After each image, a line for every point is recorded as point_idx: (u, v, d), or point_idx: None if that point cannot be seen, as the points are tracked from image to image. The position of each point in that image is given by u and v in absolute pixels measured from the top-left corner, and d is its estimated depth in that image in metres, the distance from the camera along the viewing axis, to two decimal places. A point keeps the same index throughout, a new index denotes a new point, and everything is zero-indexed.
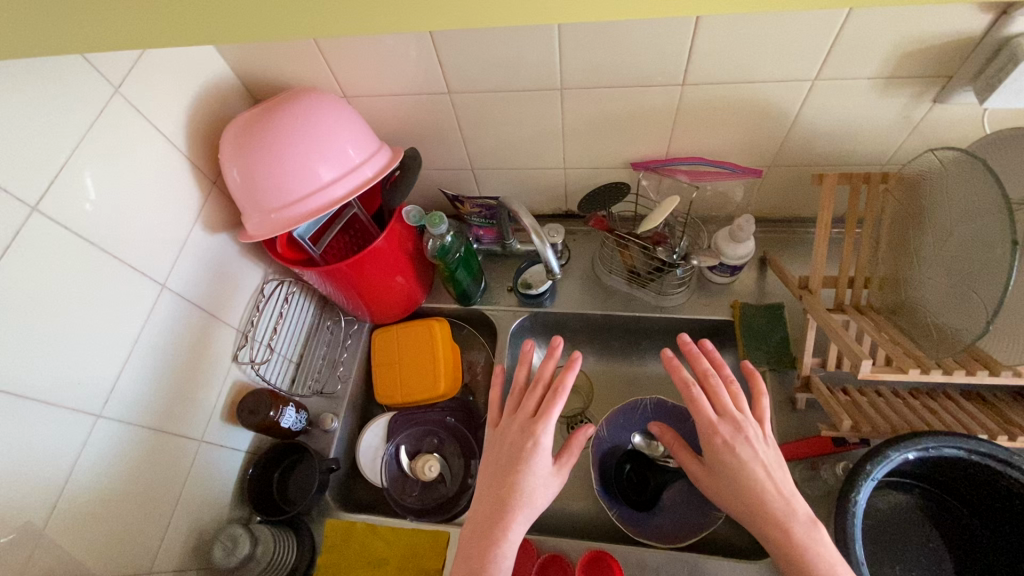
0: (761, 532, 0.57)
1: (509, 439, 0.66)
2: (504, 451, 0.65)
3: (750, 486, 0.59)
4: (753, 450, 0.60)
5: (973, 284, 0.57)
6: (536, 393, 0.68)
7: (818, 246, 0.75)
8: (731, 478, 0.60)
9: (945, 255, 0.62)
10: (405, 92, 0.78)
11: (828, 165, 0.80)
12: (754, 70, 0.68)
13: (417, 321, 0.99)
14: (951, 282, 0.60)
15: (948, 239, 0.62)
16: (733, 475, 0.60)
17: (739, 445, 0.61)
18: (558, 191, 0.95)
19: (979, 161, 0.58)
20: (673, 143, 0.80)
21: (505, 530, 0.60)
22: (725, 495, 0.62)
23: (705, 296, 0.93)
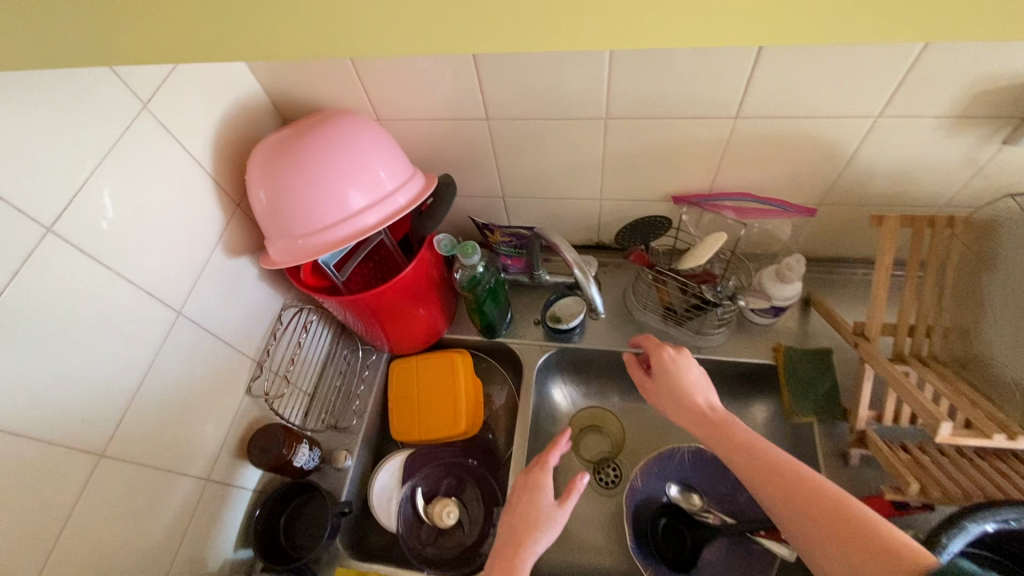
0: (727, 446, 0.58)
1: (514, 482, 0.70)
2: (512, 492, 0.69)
3: (704, 414, 0.62)
4: (691, 371, 0.67)
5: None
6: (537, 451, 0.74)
7: (878, 289, 0.70)
8: (680, 395, 0.65)
9: None
10: (440, 117, 0.75)
11: (883, 205, 0.76)
12: (813, 104, 0.64)
13: (438, 352, 0.94)
14: None
15: None
16: (678, 385, 0.66)
17: (682, 363, 0.68)
18: (591, 222, 0.91)
19: None
20: (719, 176, 0.77)
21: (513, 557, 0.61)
22: (688, 417, 0.64)
23: (745, 337, 0.88)
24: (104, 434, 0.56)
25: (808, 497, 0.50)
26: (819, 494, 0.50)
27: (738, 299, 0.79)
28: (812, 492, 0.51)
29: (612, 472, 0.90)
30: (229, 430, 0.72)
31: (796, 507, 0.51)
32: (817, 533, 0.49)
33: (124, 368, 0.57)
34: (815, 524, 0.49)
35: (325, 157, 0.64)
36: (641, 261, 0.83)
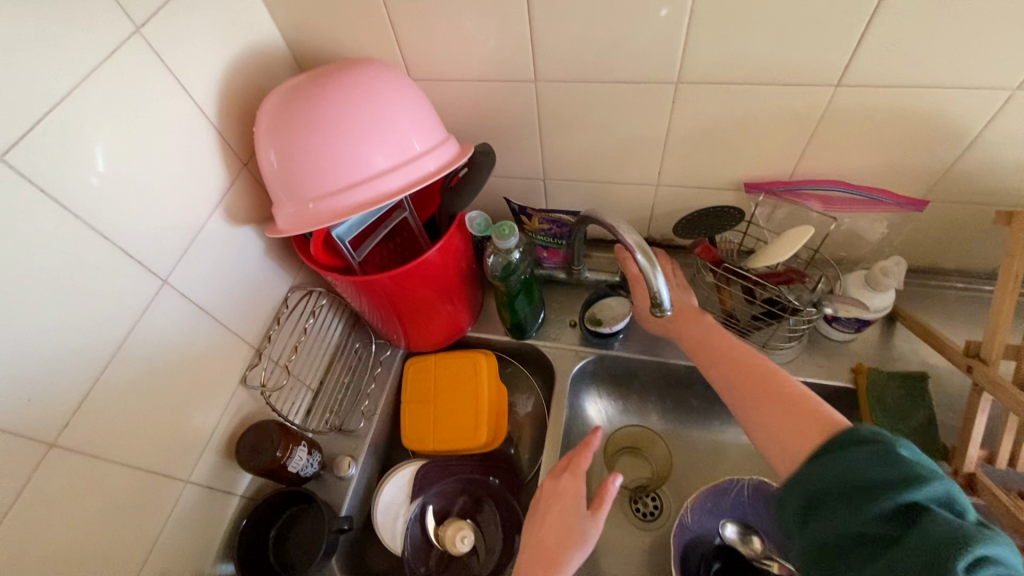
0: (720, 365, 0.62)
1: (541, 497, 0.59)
2: (537, 507, 0.59)
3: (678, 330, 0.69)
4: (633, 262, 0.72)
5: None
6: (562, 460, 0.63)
7: (1003, 304, 0.58)
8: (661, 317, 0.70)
9: None
10: (481, 78, 0.65)
11: (1004, 204, 0.64)
12: (938, 71, 0.53)
13: (461, 353, 0.83)
14: None
15: None
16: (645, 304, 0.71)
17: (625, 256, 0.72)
18: (642, 213, 0.80)
19: None
20: (803, 161, 0.65)
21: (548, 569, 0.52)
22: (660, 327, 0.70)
23: (818, 354, 0.76)
24: (56, 420, 0.46)
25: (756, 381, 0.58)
26: (763, 377, 0.57)
27: (822, 306, 0.67)
28: (762, 378, 0.57)
29: (652, 502, 0.78)
30: (217, 425, 0.62)
31: (746, 385, 0.58)
32: (755, 407, 0.56)
33: (89, 341, 0.47)
34: (768, 414, 0.54)
35: (344, 107, 0.55)
36: (708, 254, 0.70)
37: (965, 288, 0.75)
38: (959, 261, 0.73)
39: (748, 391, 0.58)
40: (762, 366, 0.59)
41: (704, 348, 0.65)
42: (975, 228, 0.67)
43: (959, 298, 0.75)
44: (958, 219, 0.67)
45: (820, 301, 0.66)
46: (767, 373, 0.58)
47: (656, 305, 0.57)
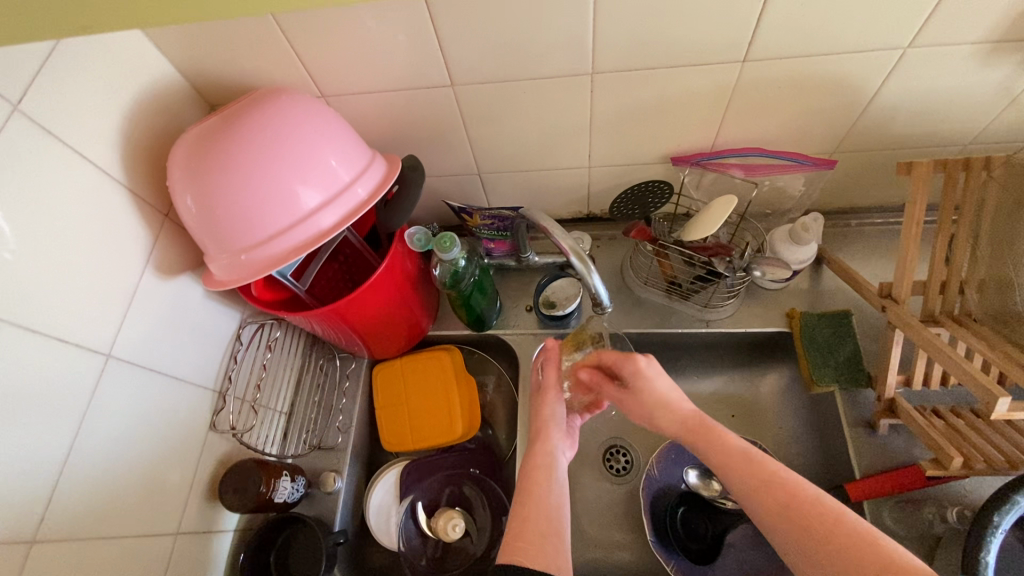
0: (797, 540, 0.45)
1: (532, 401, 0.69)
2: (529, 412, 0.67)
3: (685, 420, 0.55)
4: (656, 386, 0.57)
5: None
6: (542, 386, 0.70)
7: (908, 246, 0.64)
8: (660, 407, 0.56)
9: None
10: (397, 89, 0.64)
11: (906, 148, 0.68)
12: (838, 39, 0.55)
13: (425, 353, 0.86)
14: None
15: None
16: (657, 392, 0.56)
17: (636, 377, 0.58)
18: (579, 193, 0.81)
19: None
20: (722, 131, 0.67)
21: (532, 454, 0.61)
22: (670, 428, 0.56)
23: (756, 304, 0.81)
24: (32, 517, 0.46)
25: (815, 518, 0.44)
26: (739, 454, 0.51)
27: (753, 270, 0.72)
28: (747, 460, 0.50)
29: (623, 458, 0.84)
30: (195, 474, 0.63)
31: (792, 521, 0.45)
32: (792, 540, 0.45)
33: (49, 432, 0.48)
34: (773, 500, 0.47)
35: (260, 149, 0.53)
36: (643, 237, 0.72)
37: (881, 223, 0.81)
38: (874, 200, 0.78)
39: (794, 526, 0.45)
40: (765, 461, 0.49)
41: (673, 411, 0.55)
42: (885, 171, 0.72)
43: (876, 233, 0.81)
44: (869, 165, 0.71)
45: (750, 266, 0.71)
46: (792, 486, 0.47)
47: (597, 302, 0.63)
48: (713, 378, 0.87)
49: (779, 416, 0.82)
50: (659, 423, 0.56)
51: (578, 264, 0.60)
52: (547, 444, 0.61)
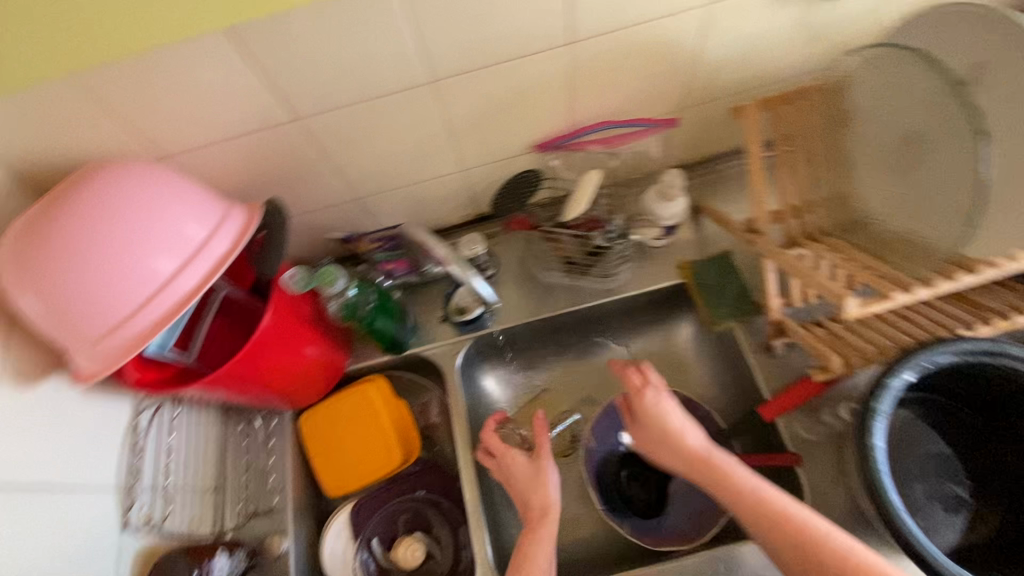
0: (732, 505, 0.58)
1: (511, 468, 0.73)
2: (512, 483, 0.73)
3: (704, 460, 0.62)
4: (674, 417, 0.65)
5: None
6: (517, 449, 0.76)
7: (756, 179, 0.69)
8: (668, 436, 0.64)
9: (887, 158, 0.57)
10: (241, 134, 0.62)
11: (738, 94, 0.74)
12: (645, 8, 0.59)
13: (349, 389, 0.83)
14: None
15: None
16: (658, 431, 0.65)
17: (663, 403, 0.66)
18: (462, 197, 0.82)
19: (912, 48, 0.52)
20: (574, 111, 0.70)
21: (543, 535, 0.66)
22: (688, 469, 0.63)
23: (652, 264, 0.86)
24: None
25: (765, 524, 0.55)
26: (738, 483, 0.58)
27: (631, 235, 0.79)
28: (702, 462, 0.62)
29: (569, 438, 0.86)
30: None
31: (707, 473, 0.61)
32: (762, 530, 0.55)
33: None
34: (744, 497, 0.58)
35: (101, 224, 0.50)
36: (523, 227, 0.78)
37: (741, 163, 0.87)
38: (730, 146, 0.84)
39: (746, 510, 0.57)
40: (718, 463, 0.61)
41: (679, 453, 0.63)
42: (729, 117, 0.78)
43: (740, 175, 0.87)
44: (715, 114, 0.77)
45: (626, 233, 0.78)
46: (773, 507, 0.56)
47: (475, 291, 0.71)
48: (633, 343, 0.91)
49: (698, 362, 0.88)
50: (670, 463, 0.65)
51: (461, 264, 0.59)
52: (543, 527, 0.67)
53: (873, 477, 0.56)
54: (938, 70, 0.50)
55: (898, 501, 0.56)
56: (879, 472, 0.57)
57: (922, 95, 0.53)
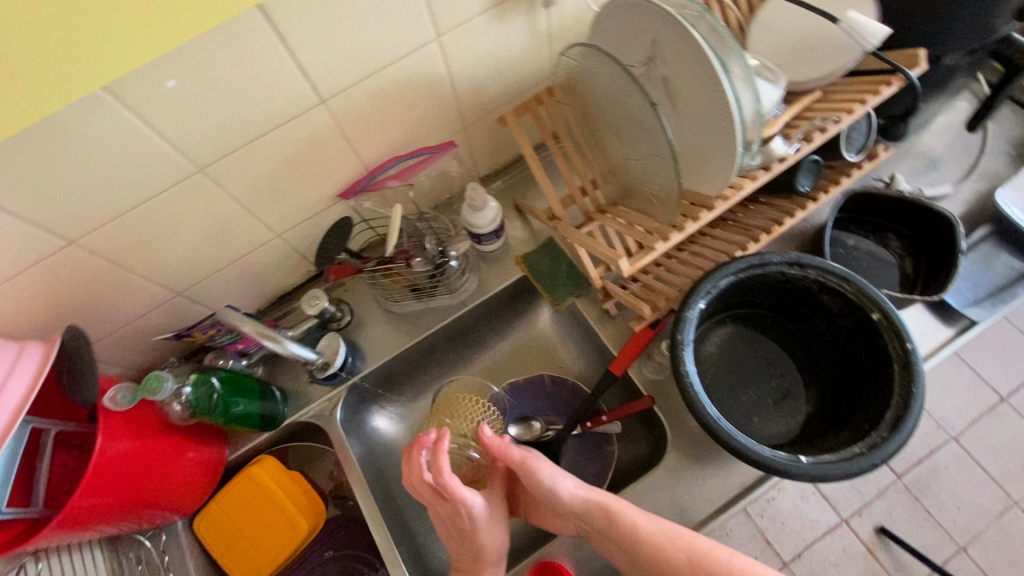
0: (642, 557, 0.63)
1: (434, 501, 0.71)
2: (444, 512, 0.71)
3: (604, 518, 0.66)
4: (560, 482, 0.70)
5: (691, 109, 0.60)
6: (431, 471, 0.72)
7: (537, 173, 0.76)
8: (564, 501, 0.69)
9: (618, 134, 0.67)
10: (17, 272, 0.60)
11: (509, 99, 0.82)
12: (380, 54, 0.64)
13: (235, 476, 0.83)
14: (637, 156, 0.64)
15: (611, 119, 0.66)
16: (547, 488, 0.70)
17: (541, 472, 0.71)
18: (292, 258, 0.84)
19: (601, 52, 0.60)
20: (361, 155, 0.75)
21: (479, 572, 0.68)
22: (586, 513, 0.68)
23: (492, 266, 0.92)
24: None
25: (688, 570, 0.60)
26: (643, 538, 0.63)
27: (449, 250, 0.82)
28: (616, 523, 0.65)
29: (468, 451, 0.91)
30: None
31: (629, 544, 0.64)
32: None
33: None
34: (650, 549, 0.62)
35: None
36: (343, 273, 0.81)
37: None
38: None
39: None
40: (633, 517, 0.65)
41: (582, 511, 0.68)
42: None
43: None
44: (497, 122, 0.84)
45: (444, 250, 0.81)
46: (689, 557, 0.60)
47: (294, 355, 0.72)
48: (502, 340, 0.98)
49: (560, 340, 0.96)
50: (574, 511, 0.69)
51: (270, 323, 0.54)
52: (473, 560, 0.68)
53: (689, 396, 0.65)
54: (613, 61, 0.59)
55: (713, 412, 0.64)
56: (695, 392, 0.65)
57: (614, 84, 0.61)
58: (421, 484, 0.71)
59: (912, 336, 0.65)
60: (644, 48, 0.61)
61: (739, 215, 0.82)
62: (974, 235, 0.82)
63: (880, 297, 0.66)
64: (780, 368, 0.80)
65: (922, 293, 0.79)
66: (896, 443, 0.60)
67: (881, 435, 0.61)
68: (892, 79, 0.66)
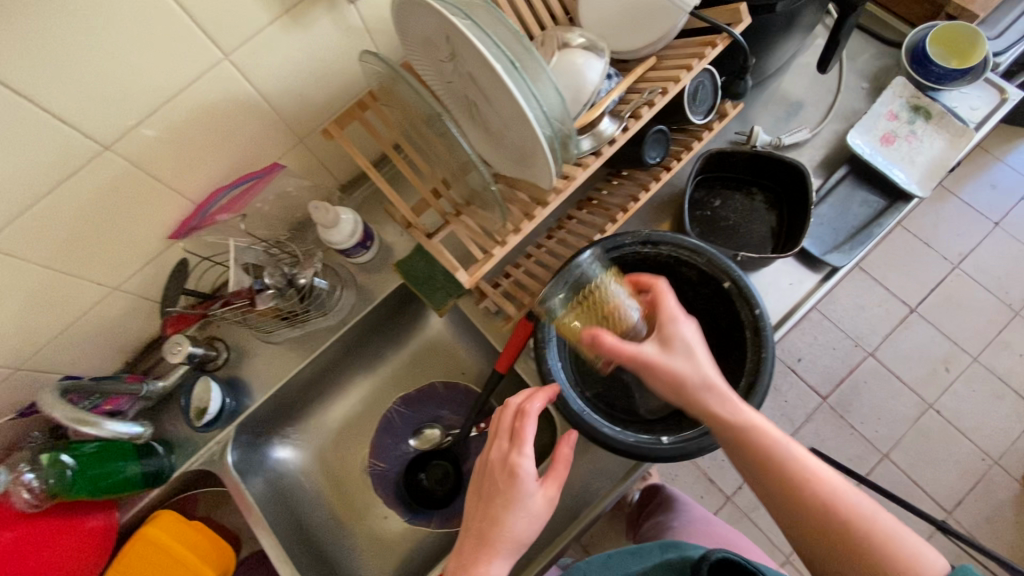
0: (778, 481, 0.55)
1: (494, 470, 0.59)
2: (487, 482, 0.59)
3: (744, 427, 0.56)
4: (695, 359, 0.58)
5: (501, 112, 0.57)
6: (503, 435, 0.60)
7: (379, 184, 0.70)
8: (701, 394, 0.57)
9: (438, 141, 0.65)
10: None
11: (344, 103, 0.76)
12: (159, 86, 0.57)
13: (130, 538, 0.80)
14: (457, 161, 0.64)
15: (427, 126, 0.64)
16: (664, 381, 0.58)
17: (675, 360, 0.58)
18: (144, 307, 0.79)
19: (381, 61, 0.57)
20: (182, 192, 0.69)
21: (505, 533, 0.56)
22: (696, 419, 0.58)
23: (370, 278, 0.89)
24: None
25: (802, 507, 0.54)
26: (784, 455, 0.55)
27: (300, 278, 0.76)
28: (744, 442, 0.56)
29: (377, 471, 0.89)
30: None
31: (772, 465, 0.55)
32: (826, 544, 0.54)
33: None
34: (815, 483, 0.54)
35: None
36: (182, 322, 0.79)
37: None
38: None
39: (804, 519, 0.54)
40: (787, 451, 0.55)
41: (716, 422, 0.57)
42: None
43: None
44: None
45: (296, 275, 0.76)
46: (812, 502, 0.54)
47: (124, 433, 0.72)
48: (398, 348, 0.96)
49: (456, 339, 0.95)
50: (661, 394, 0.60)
51: (87, 428, 0.68)
52: (508, 529, 0.57)
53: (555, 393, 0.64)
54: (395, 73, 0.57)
55: (577, 404, 0.64)
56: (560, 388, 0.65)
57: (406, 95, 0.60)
58: (496, 441, 0.60)
59: (761, 299, 0.65)
60: (443, 47, 0.57)
61: (604, 193, 0.80)
62: (832, 178, 0.82)
63: (728, 264, 0.66)
64: None
65: (781, 249, 0.79)
66: (749, 409, 0.61)
67: None
68: (717, 39, 0.64)
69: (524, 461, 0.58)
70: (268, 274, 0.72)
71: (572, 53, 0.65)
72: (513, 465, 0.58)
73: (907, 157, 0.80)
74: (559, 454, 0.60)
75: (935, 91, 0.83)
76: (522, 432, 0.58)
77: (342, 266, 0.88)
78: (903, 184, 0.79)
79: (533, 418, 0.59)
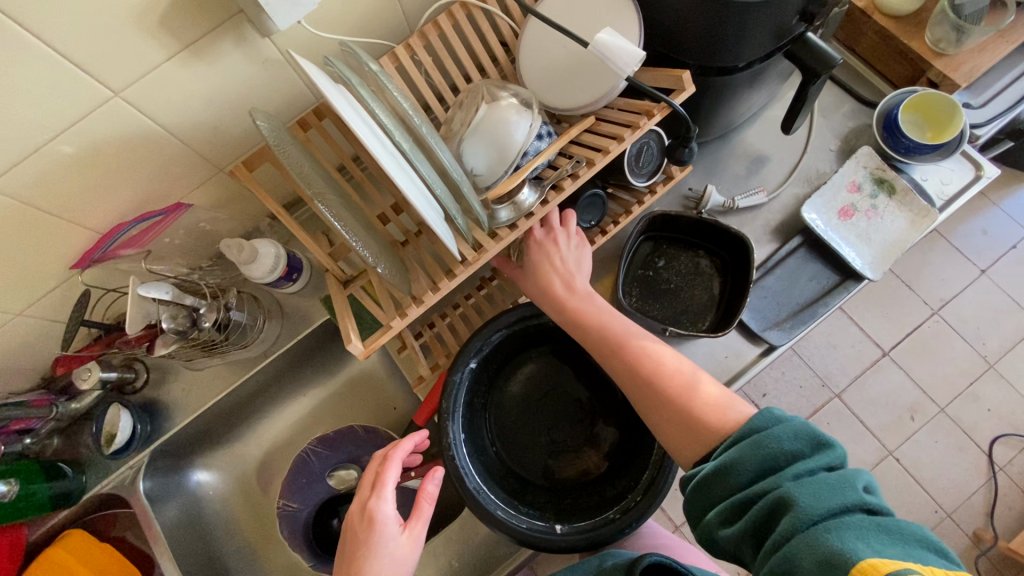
0: (608, 347, 0.62)
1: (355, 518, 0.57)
2: (349, 531, 0.57)
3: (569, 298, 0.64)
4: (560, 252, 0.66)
5: None
6: (367, 483, 0.59)
7: (291, 227, 0.65)
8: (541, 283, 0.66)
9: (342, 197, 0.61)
10: None
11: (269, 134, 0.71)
12: (36, 125, 0.53)
13: (36, 557, 0.79)
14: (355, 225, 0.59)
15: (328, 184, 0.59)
16: (533, 270, 0.66)
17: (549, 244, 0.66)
18: (55, 330, 0.76)
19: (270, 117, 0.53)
20: (83, 224, 0.65)
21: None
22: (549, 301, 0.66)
23: (299, 308, 0.86)
24: None
25: (642, 380, 0.59)
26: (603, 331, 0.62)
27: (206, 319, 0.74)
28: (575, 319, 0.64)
29: None
30: None
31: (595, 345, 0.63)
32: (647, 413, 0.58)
33: None
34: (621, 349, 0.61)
35: None
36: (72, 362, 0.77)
37: None
38: None
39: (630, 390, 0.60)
40: (628, 341, 0.61)
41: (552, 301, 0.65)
42: None
43: None
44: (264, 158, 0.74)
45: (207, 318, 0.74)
46: (635, 369, 0.59)
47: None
48: (329, 377, 0.94)
49: (387, 374, 0.92)
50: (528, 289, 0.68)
51: None
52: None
53: (454, 472, 0.61)
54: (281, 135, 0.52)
55: (473, 486, 0.61)
56: (458, 464, 0.62)
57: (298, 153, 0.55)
58: (360, 491, 0.59)
59: None
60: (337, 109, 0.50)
61: None
62: (784, 248, 0.78)
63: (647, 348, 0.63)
64: (588, 401, 0.75)
65: (717, 327, 0.74)
66: (644, 508, 0.60)
67: (634, 500, 0.62)
68: (655, 109, 0.59)
69: (382, 505, 0.56)
70: (166, 314, 0.70)
71: (501, 110, 0.61)
72: (372, 511, 0.56)
73: (862, 235, 0.76)
74: (426, 492, 0.58)
75: (904, 162, 0.79)
76: (382, 474, 0.57)
77: (270, 296, 0.85)
78: (853, 264, 0.75)
79: (394, 459, 0.58)
